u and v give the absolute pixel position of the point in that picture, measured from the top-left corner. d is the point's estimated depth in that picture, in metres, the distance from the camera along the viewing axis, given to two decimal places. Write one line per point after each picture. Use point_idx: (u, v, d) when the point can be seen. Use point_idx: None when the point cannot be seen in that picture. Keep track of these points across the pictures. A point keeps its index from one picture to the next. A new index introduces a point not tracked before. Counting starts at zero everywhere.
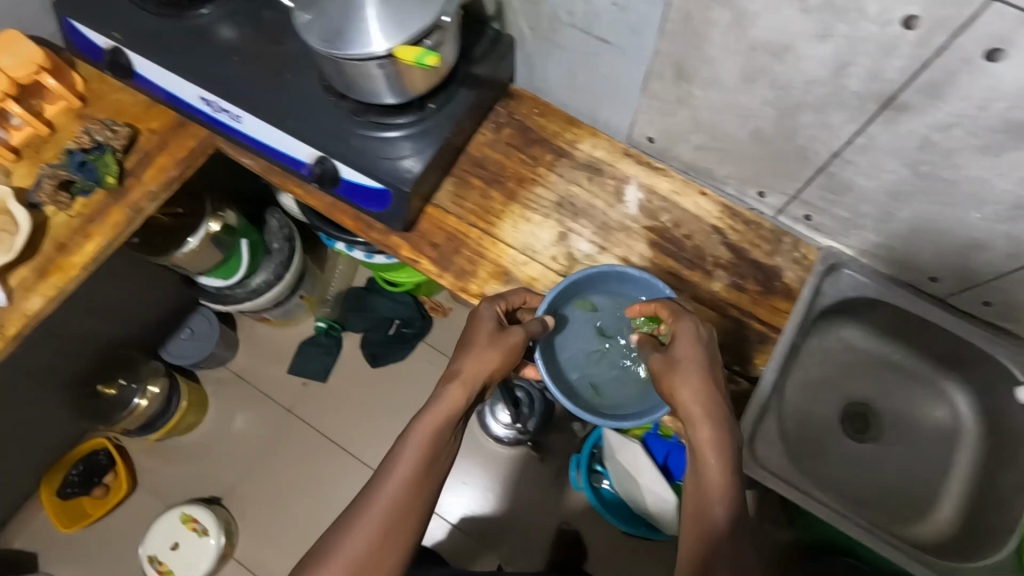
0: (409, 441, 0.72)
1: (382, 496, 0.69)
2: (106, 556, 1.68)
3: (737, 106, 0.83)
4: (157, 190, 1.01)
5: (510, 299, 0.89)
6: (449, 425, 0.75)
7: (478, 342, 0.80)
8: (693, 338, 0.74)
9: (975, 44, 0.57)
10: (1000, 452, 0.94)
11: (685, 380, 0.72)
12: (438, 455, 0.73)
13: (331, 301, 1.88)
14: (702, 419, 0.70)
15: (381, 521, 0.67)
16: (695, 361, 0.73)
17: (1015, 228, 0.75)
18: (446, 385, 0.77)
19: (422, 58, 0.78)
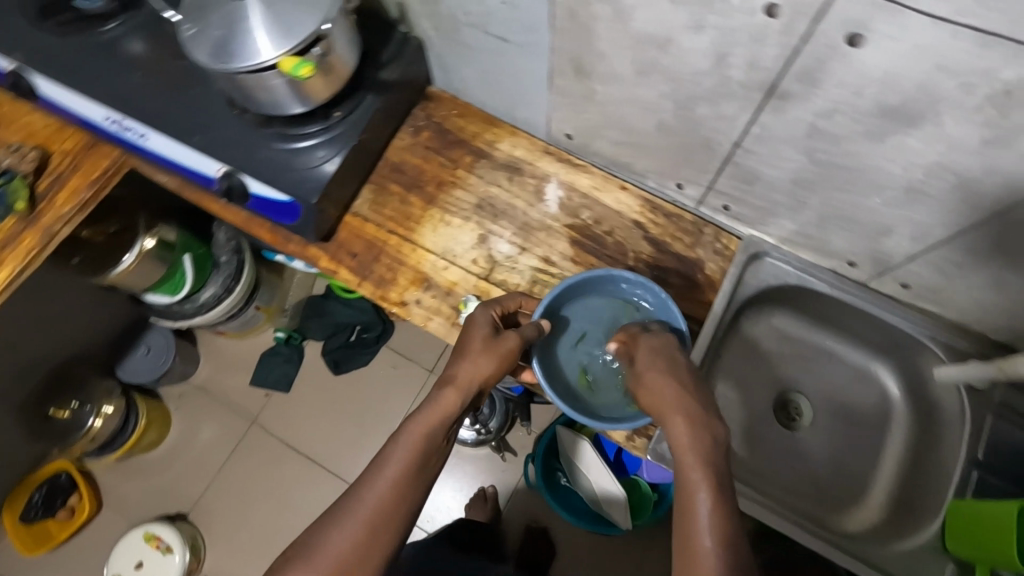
0: (398, 442, 0.67)
1: (363, 496, 0.64)
2: None
3: (638, 100, 0.82)
4: (70, 213, 0.99)
5: (505, 303, 0.85)
6: (441, 431, 0.69)
7: (472, 348, 0.76)
8: (652, 347, 0.73)
9: (836, 30, 0.56)
10: (929, 434, 0.94)
11: (654, 383, 0.68)
12: (429, 461, 0.67)
13: (291, 310, 1.77)
14: (674, 412, 0.65)
15: (363, 525, 0.62)
16: (663, 364, 0.70)
17: (915, 211, 0.74)
18: (441, 389, 0.72)
19: (297, 69, 0.78)
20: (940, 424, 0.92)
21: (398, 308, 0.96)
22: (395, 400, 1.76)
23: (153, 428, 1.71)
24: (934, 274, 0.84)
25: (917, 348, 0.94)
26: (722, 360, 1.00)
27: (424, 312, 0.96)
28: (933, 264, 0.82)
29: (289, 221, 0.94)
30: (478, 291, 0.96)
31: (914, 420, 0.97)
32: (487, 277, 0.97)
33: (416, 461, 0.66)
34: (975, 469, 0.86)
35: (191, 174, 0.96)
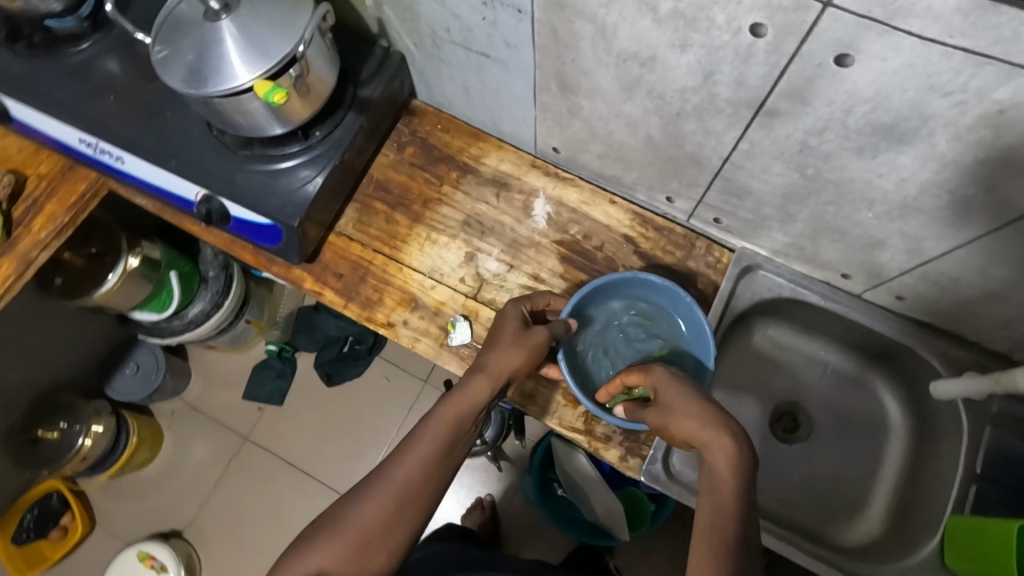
0: (430, 419, 0.67)
1: (392, 470, 0.62)
2: None
3: (624, 116, 0.80)
4: (47, 239, 0.97)
5: (535, 300, 0.85)
6: (471, 416, 0.69)
7: (502, 339, 0.76)
8: (675, 379, 0.69)
9: (825, 49, 0.55)
10: (925, 446, 0.93)
11: (681, 411, 0.65)
12: (459, 443, 0.67)
13: (282, 323, 1.73)
14: (706, 439, 0.61)
15: (392, 496, 0.60)
16: (689, 395, 0.66)
17: (908, 225, 0.73)
18: (472, 375, 0.72)
19: (269, 94, 0.75)
20: (936, 435, 0.91)
21: (385, 330, 0.94)
22: (387, 415, 1.74)
23: (144, 446, 1.68)
24: (928, 286, 0.82)
25: (912, 357, 0.92)
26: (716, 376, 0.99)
27: (412, 334, 0.93)
28: (927, 277, 0.80)
29: (271, 244, 0.91)
30: (466, 310, 0.95)
31: (909, 430, 0.96)
32: (476, 296, 0.95)
33: (447, 439, 0.65)
34: (974, 483, 0.84)
35: (171, 196, 0.93)
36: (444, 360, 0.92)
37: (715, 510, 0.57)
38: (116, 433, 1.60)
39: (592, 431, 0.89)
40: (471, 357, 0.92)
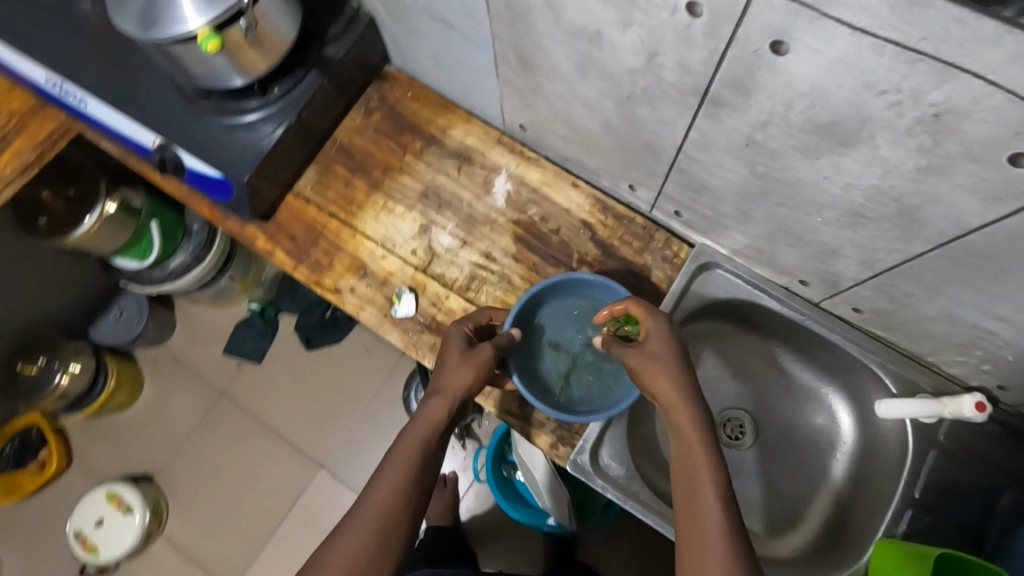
0: (394, 449, 0.67)
1: (364, 509, 0.62)
2: (33, 530, 1.60)
3: (580, 96, 0.77)
4: (11, 175, 0.98)
5: (478, 317, 0.84)
6: (435, 438, 0.69)
7: (450, 360, 0.76)
8: (665, 331, 0.70)
9: (760, 35, 0.51)
10: (870, 465, 0.90)
11: (657, 373, 0.67)
12: (428, 468, 0.67)
13: (267, 282, 1.64)
14: (677, 406, 0.65)
15: (370, 536, 0.61)
16: (670, 356, 0.68)
17: (858, 234, 0.69)
18: (428, 399, 0.73)
19: (205, 42, 0.73)
20: (880, 459, 0.89)
21: (331, 295, 0.94)
22: (363, 382, 1.66)
23: (122, 392, 1.64)
24: (883, 300, 0.78)
25: (865, 374, 0.89)
26: None
27: (356, 301, 0.93)
28: (882, 291, 0.77)
29: (223, 199, 0.91)
30: (414, 283, 0.94)
31: (856, 453, 0.92)
32: (424, 269, 0.94)
33: (415, 466, 0.66)
34: (909, 508, 0.82)
35: (130, 142, 0.93)
36: (385, 331, 0.92)
37: (693, 472, 0.61)
38: (95, 375, 1.58)
39: (526, 414, 0.88)
40: (412, 330, 0.91)
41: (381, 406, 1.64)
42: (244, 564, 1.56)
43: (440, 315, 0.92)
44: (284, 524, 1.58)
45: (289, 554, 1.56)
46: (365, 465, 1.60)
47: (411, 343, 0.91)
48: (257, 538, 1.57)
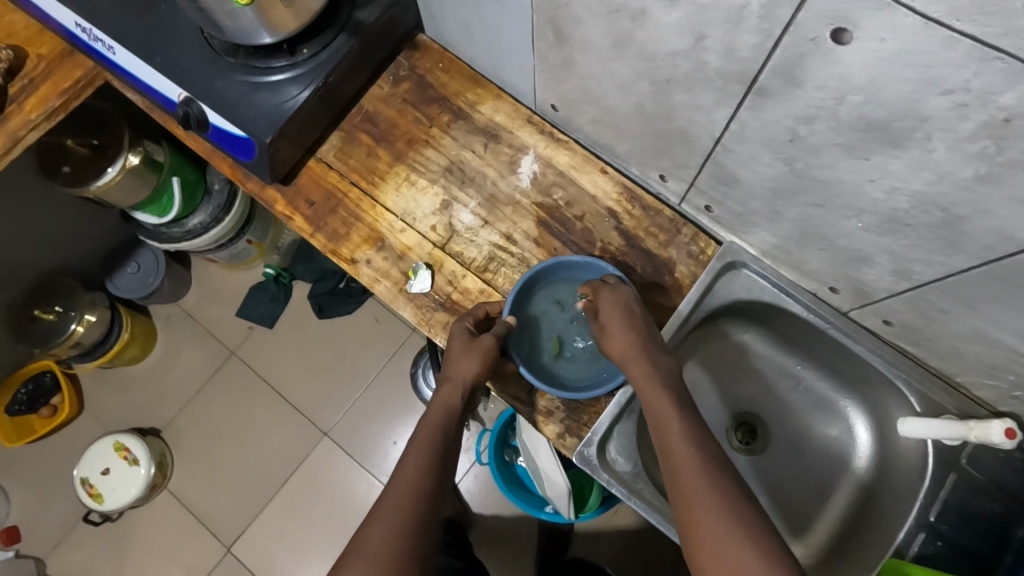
0: (413, 436, 0.73)
1: (393, 489, 0.66)
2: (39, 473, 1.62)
3: (615, 77, 0.74)
4: (38, 120, 0.97)
5: (474, 311, 0.86)
6: (450, 423, 0.75)
7: (454, 351, 0.80)
8: (614, 298, 0.80)
9: (819, 22, 0.48)
10: (883, 482, 0.87)
11: (614, 338, 0.77)
12: (446, 450, 0.72)
13: (283, 249, 1.64)
14: (635, 360, 0.75)
15: (404, 509, 0.64)
16: (622, 319, 0.78)
17: (897, 243, 0.66)
18: (441, 387, 0.78)
19: None
20: (895, 477, 0.86)
21: (347, 266, 0.93)
22: (371, 354, 1.66)
23: (135, 345, 1.64)
24: (915, 315, 0.75)
25: (887, 391, 0.86)
26: None
27: (372, 274, 0.92)
28: (915, 305, 0.73)
29: (244, 158, 0.89)
30: (431, 259, 0.92)
31: (873, 468, 0.90)
32: (443, 247, 0.92)
33: (433, 448, 0.71)
34: (923, 531, 0.79)
35: (155, 95, 0.92)
36: (398, 305, 0.90)
37: (660, 410, 0.69)
38: (109, 326, 1.57)
39: (534, 402, 0.86)
40: (425, 307, 0.90)
41: (388, 379, 1.64)
42: (242, 524, 1.57)
43: (455, 295, 0.90)
44: (285, 488, 1.59)
45: (288, 518, 1.57)
46: (367, 437, 1.61)
47: (424, 320, 0.89)
48: (257, 500, 1.58)
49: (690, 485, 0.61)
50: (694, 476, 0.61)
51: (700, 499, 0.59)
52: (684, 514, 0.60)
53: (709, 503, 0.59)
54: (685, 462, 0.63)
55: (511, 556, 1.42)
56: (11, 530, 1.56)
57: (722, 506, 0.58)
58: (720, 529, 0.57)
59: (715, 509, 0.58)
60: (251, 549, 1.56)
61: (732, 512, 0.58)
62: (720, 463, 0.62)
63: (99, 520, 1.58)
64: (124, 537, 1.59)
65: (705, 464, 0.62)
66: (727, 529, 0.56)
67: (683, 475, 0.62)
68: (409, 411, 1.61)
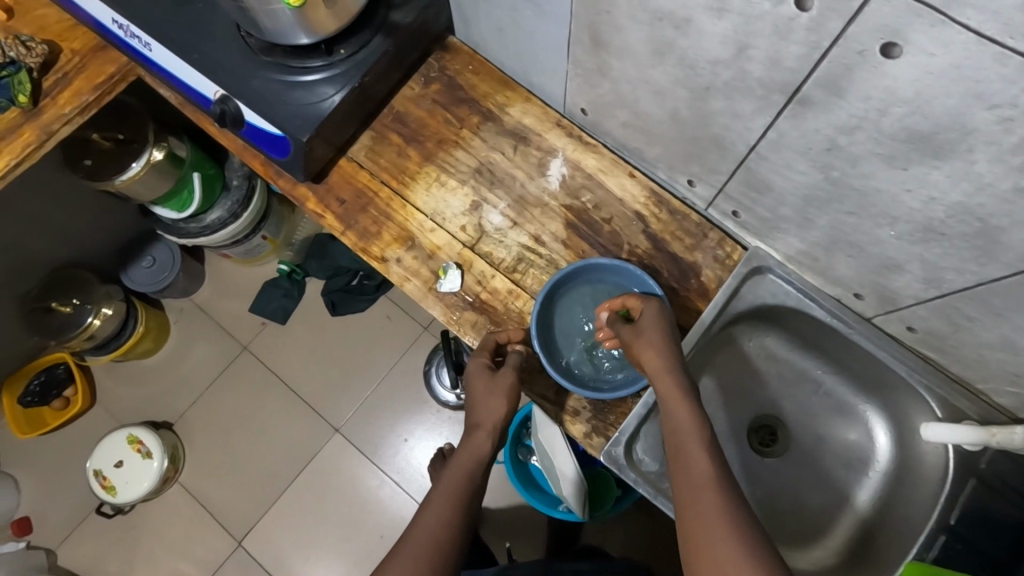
0: (440, 485, 0.75)
1: (413, 531, 0.69)
2: (44, 468, 1.56)
3: (652, 83, 0.75)
4: (72, 114, 0.98)
5: (486, 343, 0.86)
6: (477, 472, 0.77)
7: (477, 392, 0.83)
8: (657, 311, 0.80)
9: (870, 35, 0.51)
10: (902, 485, 0.89)
11: (647, 346, 0.77)
12: (470, 504, 0.73)
13: (297, 245, 1.61)
14: (665, 372, 0.75)
15: (421, 561, 0.66)
16: (660, 330, 0.78)
17: (929, 251, 0.67)
18: (471, 434, 0.81)
19: None
20: (915, 481, 0.87)
21: (377, 264, 0.94)
22: (382, 351, 1.62)
23: (149, 338, 1.59)
24: (941, 322, 0.76)
25: (909, 397, 0.87)
26: (700, 374, 0.94)
27: (401, 272, 0.93)
28: (942, 312, 0.75)
29: (279, 156, 0.91)
30: (460, 259, 0.93)
31: (891, 471, 0.91)
32: (472, 247, 0.93)
33: (459, 501, 0.72)
34: (943, 534, 0.80)
35: (191, 92, 0.93)
36: (428, 304, 0.91)
37: (681, 430, 0.70)
38: (125, 319, 1.52)
39: (561, 401, 0.88)
40: (455, 306, 0.91)
41: (399, 378, 1.60)
42: (252, 518, 1.52)
43: (484, 294, 0.91)
44: (295, 484, 1.54)
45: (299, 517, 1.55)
46: (378, 434, 1.57)
47: (453, 319, 0.91)
48: (267, 493, 1.54)
49: (704, 511, 0.62)
50: (711, 501, 0.62)
51: (713, 526, 0.60)
52: (693, 536, 0.61)
53: (723, 531, 0.59)
54: (702, 488, 0.64)
55: (523, 554, 1.42)
56: (23, 521, 1.50)
57: (737, 536, 0.59)
58: (731, 557, 0.58)
59: (729, 537, 0.59)
60: (262, 543, 1.51)
61: (746, 541, 0.59)
62: (736, 494, 0.63)
63: (111, 512, 1.53)
64: (135, 530, 1.53)
65: (723, 492, 0.63)
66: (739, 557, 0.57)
67: (698, 500, 0.63)
68: (421, 409, 1.58)
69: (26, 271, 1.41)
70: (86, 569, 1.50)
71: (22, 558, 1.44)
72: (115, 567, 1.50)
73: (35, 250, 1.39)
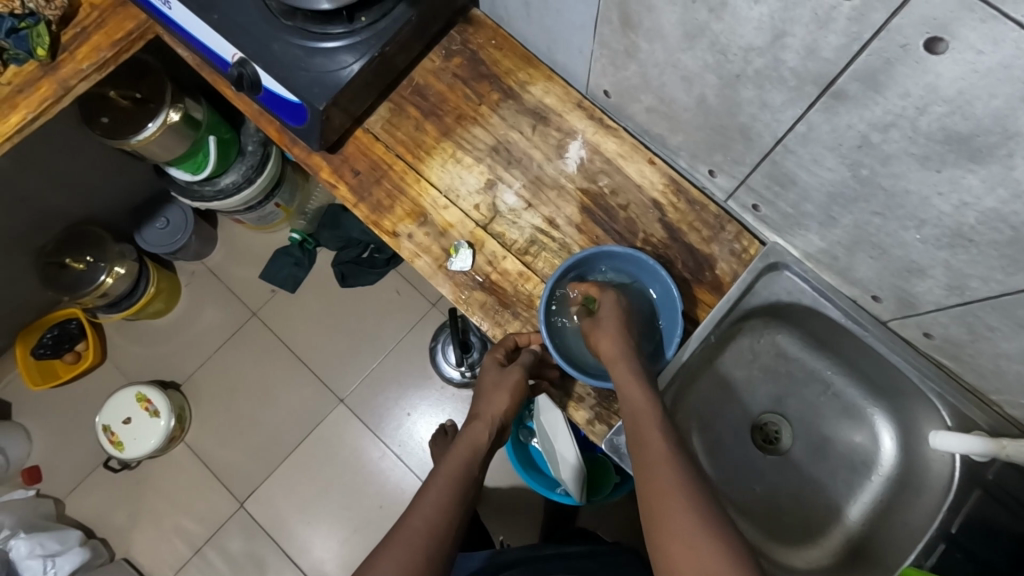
0: (436, 473, 0.74)
1: (409, 521, 0.67)
2: (55, 421, 1.59)
3: (680, 68, 0.73)
4: (89, 70, 0.97)
5: (504, 340, 0.87)
6: (474, 462, 0.77)
7: (486, 386, 0.85)
8: (616, 302, 0.84)
9: (914, 28, 0.49)
10: (906, 491, 0.88)
11: (601, 335, 0.81)
12: (466, 494, 0.73)
13: (310, 214, 1.60)
14: (621, 359, 0.78)
15: (414, 544, 0.64)
16: (614, 321, 0.82)
17: (955, 257, 0.65)
18: (470, 424, 0.82)
19: None
20: (918, 488, 0.86)
21: (388, 238, 0.93)
22: (390, 325, 1.62)
23: (159, 299, 1.60)
24: (960, 329, 0.74)
25: (920, 404, 0.86)
26: (707, 367, 0.93)
27: (412, 248, 0.92)
28: (963, 320, 0.73)
29: (295, 123, 0.90)
30: (472, 238, 0.92)
31: (894, 476, 0.90)
32: (485, 226, 0.92)
33: (456, 490, 0.72)
34: (942, 543, 0.80)
35: (208, 53, 0.92)
36: (437, 281, 0.91)
37: (639, 416, 0.72)
38: (136, 280, 1.52)
39: (565, 386, 0.88)
40: (464, 285, 0.90)
41: (405, 351, 1.61)
42: (257, 481, 1.55)
43: (494, 275, 0.90)
44: (299, 450, 1.56)
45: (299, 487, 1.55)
46: (382, 406, 1.58)
47: (462, 299, 0.90)
48: (272, 457, 1.56)
49: (661, 484, 0.63)
50: (668, 477, 0.64)
51: (669, 499, 0.61)
52: (652, 511, 0.62)
53: (679, 503, 0.60)
54: (659, 465, 0.65)
55: (520, 533, 1.44)
56: (33, 469, 1.54)
57: (692, 508, 0.60)
58: (685, 524, 0.58)
59: (684, 509, 0.60)
60: (263, 505, 1.53)
61: (701, 511, 0.59)
62: (692, 473, 0.65)
63: (117, 467, 1.55)
64: (142, 485, 1.56)
65: (678, 470, 0.64)
66: (693, 526, 0.58)
67: (657, 477, 0.64)
68: (425, 383, 1.58)
69: (43, 224, 1.41)
70: (94, 521, 1.54)
71: (32, 505, 1.48)
72: (123, 519, 1.54)
73: (53, 204, 1.39)
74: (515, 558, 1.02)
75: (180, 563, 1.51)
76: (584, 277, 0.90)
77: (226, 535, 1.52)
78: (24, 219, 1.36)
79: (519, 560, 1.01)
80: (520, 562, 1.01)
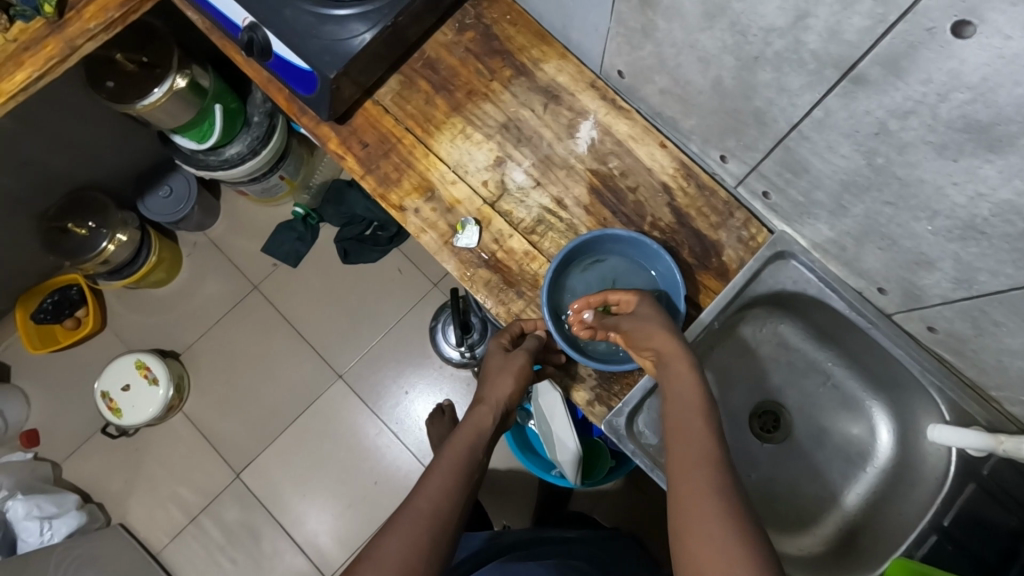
0: (440, 457, 0.73)
1: (416, 500, 0.66)
2: (53, 386, 1.59)
3: (698, 49, 0.72)
4: (95, 29, 0.95)
5: (510, 327, 0.87)
6: (479, 445, 0.76)
7: (491, 370, 0.85)
8: (650, 301, 0.80)
9: (943, 11, 0.48)
10: (898, 483, 0.89)
11: (651, 331, 0.75)
12: (469, 476, 0.72)
13: (314, 189, 1.59)
14: (669, 351, 0.73)
15: (420, 524, 0.63)
16: (660, 319, 0.77)
17: (965, 250, 0.65)
18: (476, 407, 0.82)
19: None
20: (913, 480, 0.87)
21: (395, 213, 0.92)
22: (391, 301, 1.62)
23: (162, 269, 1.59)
24: (964, 324, 0.75)
25: (920, 397, 0.86)
26: (709, 355, 0.93)
27: (419, 224, 0.91)
28: (968, 315, 0.73)
29: (304, 92, 0.89)
30: (479, 215, 0.91)
31: (889, 468, 0.91)
32: (492, 204, 0.92)
33: (460, 473, 0.71)
34: (934, 534, 0.81)
35: (218, 17, 0.91)
36: (443, 257, 0.90)
37: (684, 408, 0.66)
38: (139, 248, 1.51)
39: (566, 367, 0.89)
40: (470, 263, 0.90)
41: (406, 329, 1.61)
42: (253, 453, 1.56)
43: (500, 253, 0.90)
44: (296, 422, 1.57)
45: (293, 460, 1.55)
46: (381, 383, 1.58)
47: (467, 276, 0.90)
48: (269, 430, 1.57)
49: (696, 485, 0.58)
50: (703, 481, 0.58)
51: (700, 504, 0.56)
52: (680, 518, 0.57)
53: (709, 510, 0.55)
54: (696, 465, 0.60)
55: (513, 514, 1.45)
56: (31, 433, 1.55)
57: (729, 517, 0.54)
58: (717, 537, 0.53)
59: (717, 520, 0.54)
60: (259, 476, 1.54)
61: (735, 521, 0.54)
62: (735, 480, 0.58)
63: (115, 434, 1.56)
64: (138, 452, 1.57)
65: (720, 475, 0.58)
66: (725, 535, 0.53)
67: (692, 484, 0.58)
68: (423, 362, 1.59)
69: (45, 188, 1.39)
70: (89, 485, 1.55)
71: (29, 467, 1.49)
72: (118, 485, 1.55)
73: (56, 168, 1.38)
74: (514, 541, 1.02)
75: (176, 530, 1.53)
76: (581, 262, 0.90)
77: (222, 505, 1.53)
78: (26, 181, 1.34)
79: (516, 544, 1.00)
80: (524, 545, 1.00)
